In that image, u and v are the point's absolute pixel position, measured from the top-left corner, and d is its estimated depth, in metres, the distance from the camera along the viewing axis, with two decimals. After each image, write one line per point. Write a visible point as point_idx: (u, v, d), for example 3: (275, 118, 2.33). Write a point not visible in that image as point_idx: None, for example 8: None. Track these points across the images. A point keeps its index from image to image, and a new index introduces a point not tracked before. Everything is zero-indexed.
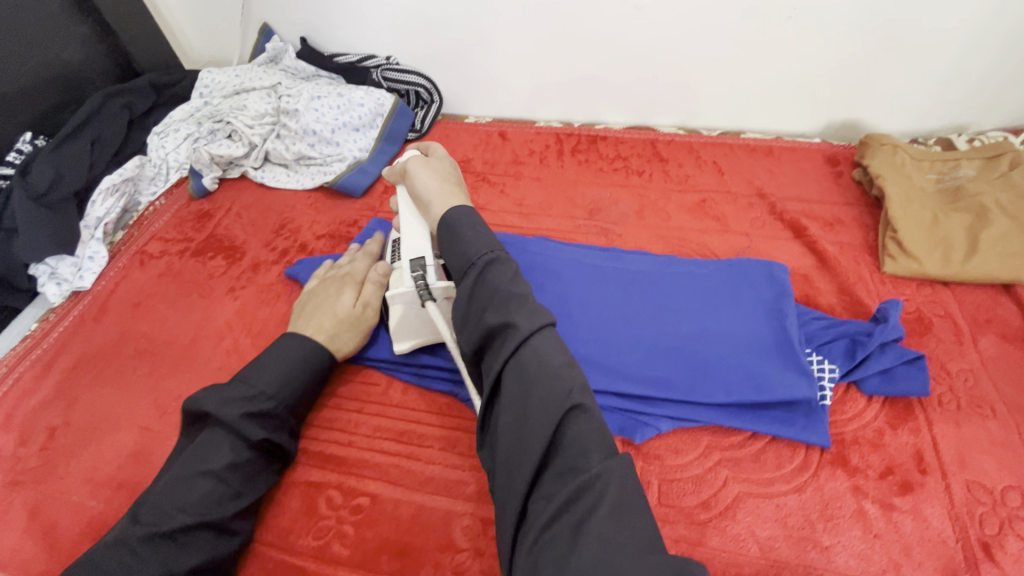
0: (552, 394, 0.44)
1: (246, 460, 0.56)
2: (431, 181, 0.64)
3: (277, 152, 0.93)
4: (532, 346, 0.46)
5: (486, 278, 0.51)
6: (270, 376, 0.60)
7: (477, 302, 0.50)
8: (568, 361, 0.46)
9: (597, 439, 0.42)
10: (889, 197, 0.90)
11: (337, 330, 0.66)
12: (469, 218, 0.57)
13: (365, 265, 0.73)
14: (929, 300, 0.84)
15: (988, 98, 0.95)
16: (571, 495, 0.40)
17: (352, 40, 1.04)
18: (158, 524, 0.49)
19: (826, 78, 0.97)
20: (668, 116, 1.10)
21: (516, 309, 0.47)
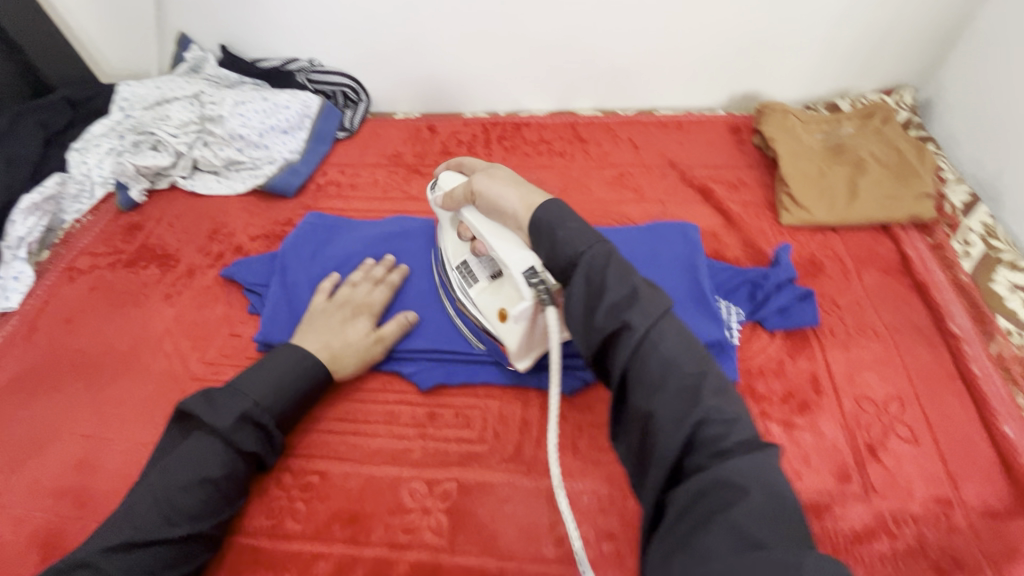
0: (671, 384, 0.41)
1: (240, 471, 0.58)
2: (504, 188, 0.57)
3: (206, 160, 0.98)
4: (653, 340, 0.43)
5: (594, 271, 0.46)
6: (265, 383, 0.61)
7: (582, 302, 0.46)
8: (698, 357, 0.43)
9: (726, 420, 0.40)
10: (782, 146, 0.92)
11: (342, 353, 0.67)
12: (561, 211, 0.50)
13: (383, 298, 0.74)
14: (822, 245, 0.85)
15: (863, 63, 1.06)
16: (700, 491, 0.37)
17: (270, 44, 1.07)
18: (151, 533, 0.51)
19: (721, 56, 1.05)
20: (588, 99, 1.13)
21: (629, 308, 0.44)
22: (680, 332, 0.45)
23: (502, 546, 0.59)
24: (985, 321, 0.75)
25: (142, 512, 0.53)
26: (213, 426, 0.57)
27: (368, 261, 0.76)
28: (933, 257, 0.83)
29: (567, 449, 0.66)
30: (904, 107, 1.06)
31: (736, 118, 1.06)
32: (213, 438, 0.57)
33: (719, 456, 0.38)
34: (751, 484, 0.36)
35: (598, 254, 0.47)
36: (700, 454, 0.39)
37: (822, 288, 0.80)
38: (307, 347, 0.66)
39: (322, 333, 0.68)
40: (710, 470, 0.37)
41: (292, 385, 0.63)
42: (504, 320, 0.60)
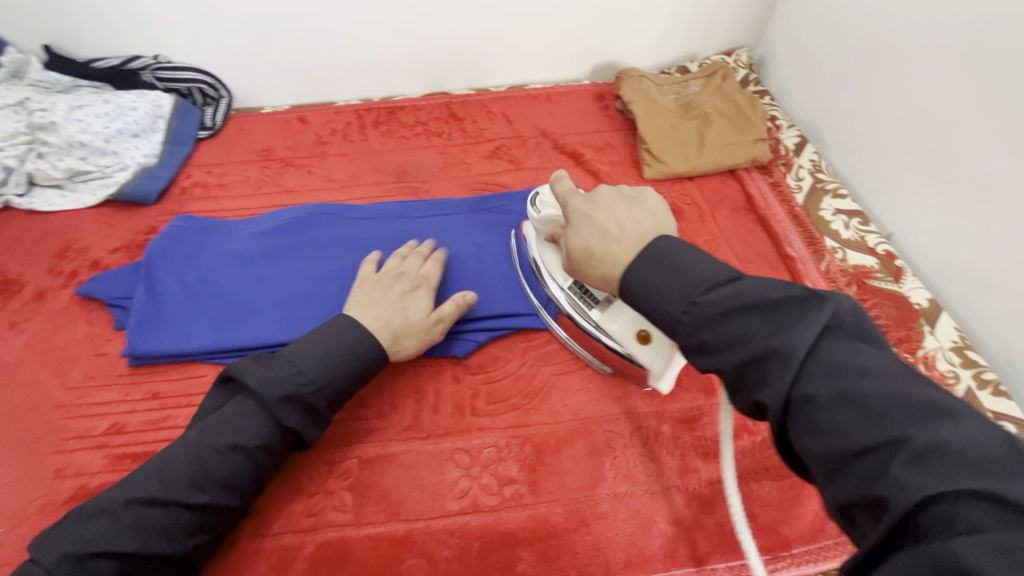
0: (858, 439, 0.33)
1: (276, 443, 0.57)
2: (611, 212, 0.55)
3: (43, 173, 0.88)
4: (839, 430, 0.34)
5: (703, 331, 0.42)
6: (315, 359, 0.59)
7: (798, 380, 0.37)
8: (904, 400, 0.33)
9: (972, 476, 0.29)
10: (638, 108, 1.00)
11: (403, 331, 0.65)
12: (681, 249, 0.47)
13: (435, 275, 0.72)
14: (680, 194, 0.94)
15: (703, 27, 1.17)
16: (924, 563, 0.27)
17: (106, 43, 0.98)
18: (169, 495, 0.52)
19: (578, 27, 1.11)
20: (460, 79, 1.16)
21: (906, 417, 0.32)
22: (851, 353, 0.37)
23: (408, 511, 0.60)
24: (816, 241, 0.88)
25: (175, 470, 0.53)
26: (257, 394, 0.56)
27: (410, 240, 0.76)
28: (772, 193, 0.95)
29: (464, 409, 0.68)
30: (742, 66, 1.18)
31: (600, 86, 1.13)
32: (256, 407, 0.57)
33: (966, 527, 0.28)
34: (1007, 546, 0.26)
35: (704, 305, 0.43)
36: (932, 527, 0.29)
37: (683, 231, 0.89)
38: (367, 321, 0.64)
39: (380, 306, 0.66)
40: (937, 542, 0.28)
41: (340, 364, 0.60)
42: (642, 343, 0.60)
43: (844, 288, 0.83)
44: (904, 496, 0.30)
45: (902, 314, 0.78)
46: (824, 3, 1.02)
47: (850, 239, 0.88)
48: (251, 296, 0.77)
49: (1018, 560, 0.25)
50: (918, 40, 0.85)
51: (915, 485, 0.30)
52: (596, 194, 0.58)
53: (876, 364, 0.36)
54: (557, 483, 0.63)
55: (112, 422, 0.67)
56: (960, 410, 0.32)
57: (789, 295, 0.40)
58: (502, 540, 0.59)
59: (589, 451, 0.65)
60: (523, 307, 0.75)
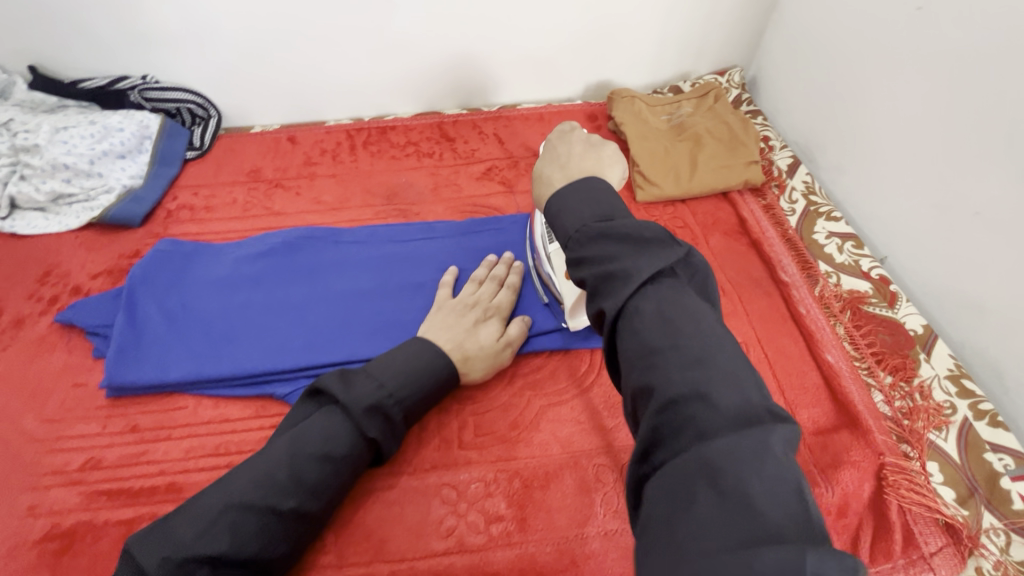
0: (662, 358, 0.37)
1: (359, 453, 0.57)
2: (572, 152, 0.58)
3: (26, 196, 0.87)
4: (697, 397, 0.35)
5: (579, 249, 0.45)
6: (395, 372, 0.60)
7: (633, 286, 0.40)
8: (708, 345, 0.37)
9: (735, 403, 0.34)
10: (630, 129, 1.00)
11: (473, 356, 0.67)
12: (607, 191, 0.49)
13: (508, 299, 0.74)
14: (673, 216, 0.93)
15: (696, 46, 1.17)
16: (687, 465, 0.32)
17: (94, 63, 0.97)
18: (269, 499, 0.51)
19: (572, 47, 1.11)
20: (452, 98, 1.15)
21: (701, 347, 0.37)
22: (684, 304, 0.40)
23: (392, 550, 0.58)
24: (810, 267, 0.87)
25: (270, 474, 0.52)
26: (349, 406, 0.56)
27: (491, 261, 0.77)
28: (764, 216, 0.94)
29: (451, 442, 0.66)
30: (735, 86, 1.18)
31: (592, 106, 1.12)
32: (345, 418, 0.56)
33: (714, 432, 0.33)
34: (747, 450, 0.31)
35: (587, 229, 0.45)
36: (688, 427, 0.34)
37: None
38: (439, 343, 0.66)
39: (453, 330, 0.68)
40: (696, 450, 0.32)
41: (421, 379, 0.62)
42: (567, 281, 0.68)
43: (838, 314, 0.82)
44: (706, 425, 0.33)
45: (896, 342, 0.77)
46: (817, 24, 1.02)
47: (843, 263, 0.87)
48: (235, 322, 0.75)
49: (757, 460, 0.31)
50: (910, 65, 0.84)
51: (704, 403, 0.34)
52: (570, 133, 0.61)
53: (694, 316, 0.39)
54: (545, 520, 0.61)
55: (88, 456, 0.65)
56: (737, 358, 0.38)
57: (655, 234, 0.43)
58: None
59: (579, 486, 0.64)
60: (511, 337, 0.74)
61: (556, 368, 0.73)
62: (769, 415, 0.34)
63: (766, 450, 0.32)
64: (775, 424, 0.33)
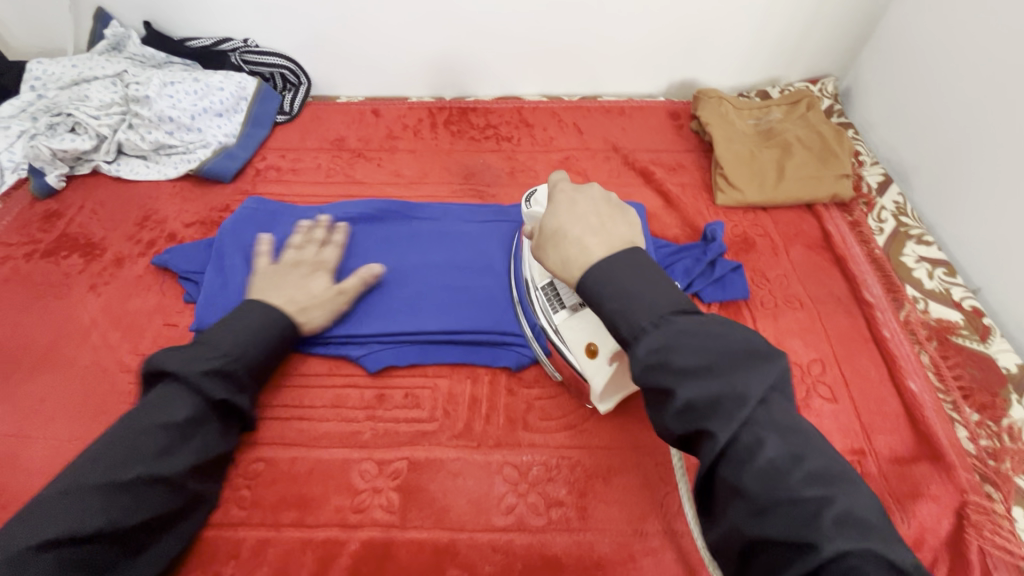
0: (723, 420, 0.41)
1: (203, 419, 0.56)
2: (587, 208, 0.57)
3: (132, 143, 0.92)
4: (693, 371, 0.43)
5: (634, 344, 0.46)
6: (234, 337, 0.61)
7: (734, 395, 0.41)
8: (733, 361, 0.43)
9: (783, 438, 0.40)
10: (716, 130, 0.97)
11: (311, 305, 0.68)
12: (650, 270, 0.49)
13: (335, 255, 0.75)
14: (753, 223, 0.90)
15: (791, 51, 1.12)
16: None
17: (202, 23, 1.02)
18: (113, 476, 0.50)
19: (662, 42, 1.08)
20: (533, 84, 1.15)
21: (824, 471, 0.39)
22: (709, 339, 0.44)
23: (453, 520, 0.60)
24: (896, 289, 0.83)
25: (104, 457, 0.50)
26: (183, 375, 0.55)
27: (304, 225, 0.75)
28: (851, 234, 0.90)
29: (516, 423, 0.67)
30: (827, 95, 1.13)
31: (675, 104, 1.10)
32: (179, 387, 0.56)
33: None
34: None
35: (669, 324, 0.45)
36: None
37: (754, 263, 0.85)
38: (274, 299, 0.66)
39: (296, 285, 0.68)
40: None
41: (261, 342, 0.62)
42: (595, 359, 0.61)
43: (924, 342, 0.77)
44: (751, 458, 0.40)
45: (986, 377, 0.73)
46: (926, 36, 0.96)
47: (933, 290, 0.83)
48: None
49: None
50: None
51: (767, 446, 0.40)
52: (585, 186, 0.60)
53: (725, 355, 0.43)
54: (605, 512, 0.61)
55: None
56: (855, 481, 0.40)
57: (741, 341, 0.44)
58: (546, 563, 0.57)
59: (642, 483, 0.63)
60: None
61: None
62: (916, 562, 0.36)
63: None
64: (845, 484, 0.39)
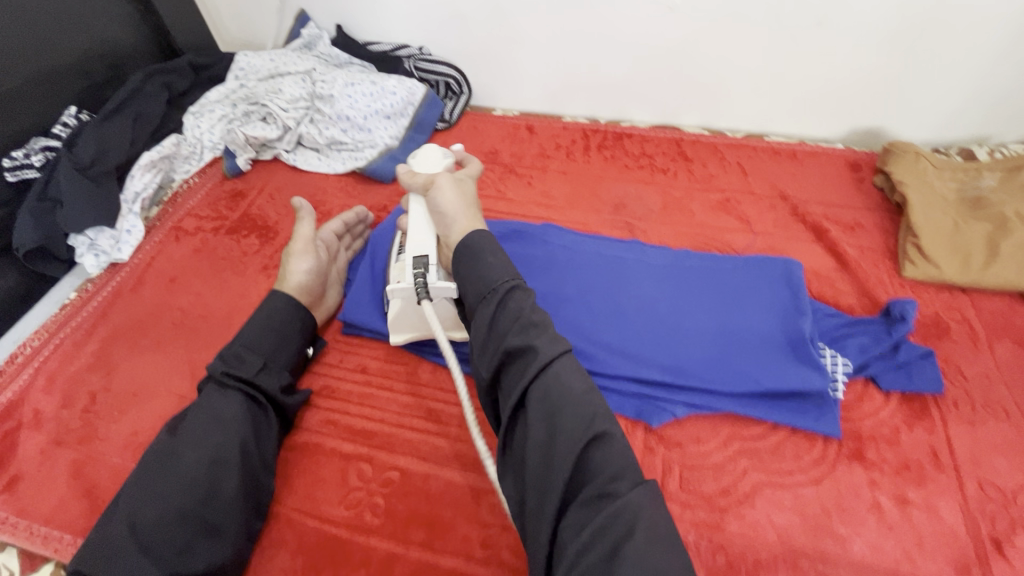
0: (563, 420, 0.45)
1: (233, 400, 0.61)
2: (454, 201, 0.63)
3: (310, 136, 0.99)
4: (553, 369, 0.47)
5: (510, 305, 0.52)
6: (248, 330, 0.67)
7: (497, 330, 0.51)
8: (589, 387, 0.47)
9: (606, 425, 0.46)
10: (913, 192, 0.85)
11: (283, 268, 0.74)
12: (488, 243, 0.58)
13: (337, 227, 0.80)
14: (948, 305, 0.78)
15: (1012, 109, 0.96)
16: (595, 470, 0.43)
17: (384, 30, 1.08)
18: (165, 465, 0.56)
19: (850, 86, 0.98)
20: (694, 116, 1.09)
21: (538, 335, 0.49)
22: (579, 375, 0.48)
23: None
24: None
25: (155, 453, 0.57)
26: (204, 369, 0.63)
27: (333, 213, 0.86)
28: None
29: None
30: None
31: (857, 154, 0.99)
32: (208, 386, 0.62)
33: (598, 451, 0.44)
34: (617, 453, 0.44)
35: (513, 295, 0.53)
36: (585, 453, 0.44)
37: (947, 353, 0.73)
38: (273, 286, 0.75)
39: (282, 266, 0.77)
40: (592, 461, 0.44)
41: (275, 331, 0.68)
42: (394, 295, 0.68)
43: None
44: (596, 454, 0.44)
45: None
46: None
47: None
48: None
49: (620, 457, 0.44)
50: None
51: (651, 514, 0.41)
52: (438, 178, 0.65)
53: (582, 384, 0.47)
54: None
55: (324, 384, 0.72)
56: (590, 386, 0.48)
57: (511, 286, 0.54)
58: None
59: None
60: (734, 394, 0.68)
61: (782, 443, 0.65)
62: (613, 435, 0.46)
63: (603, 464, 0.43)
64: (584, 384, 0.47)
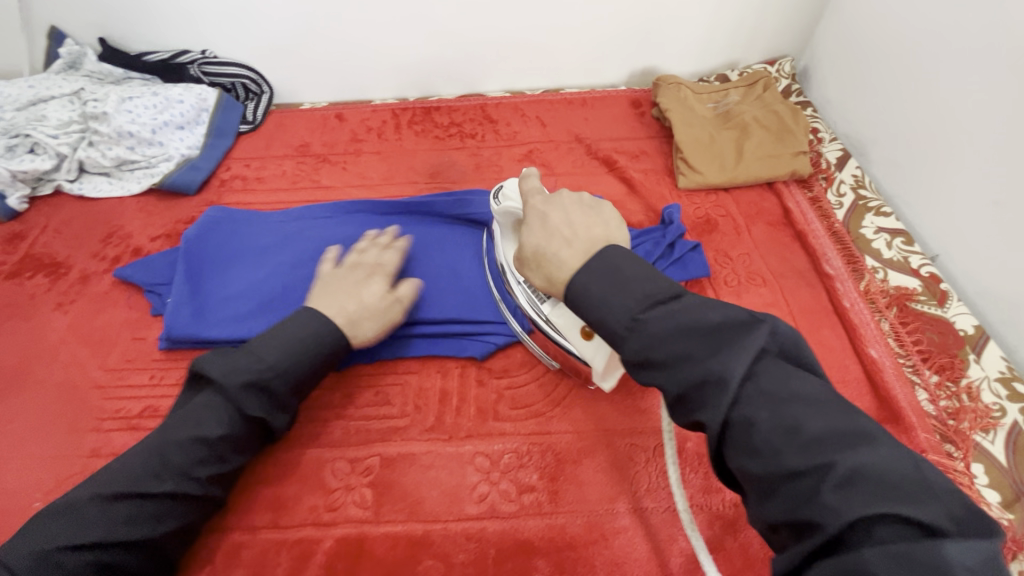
0: (878, 566, 0.31)
1: (241, 434, 0.57)
2: (559, 228, 0.55)
3: (93, 160, 0.92)
4: (860, 526, 0.32)
5: (740, 396, 0.39)
6: (275, 347, 0.60)
7: (629, 336, 0.44)
8: (839, 430, 0.36)
9: (898, 501, 0.32)
10: (676, 115, 0.99)
11: (358, 316, 0.64)
12: (617, 269, 0.47)
13: (394, 259, 0.70)
14: (715, 205, 0.92)
15: (747, 36, 1.14)
16: (843, 572, 0.31)
17: (158, 38, 1.02)
18: (138, 487, 0.52)
19: (619, 32, 1.09)
20: (496, 81, 1.16)
21: (695, 349, 0.41)
22: (914, 479, 0.34)
23: (426, 512, 0.60)
24: (855, 259, 0.84)
25: (142, 463, 0.53)
26: (218, 382, 0.57)
27: (373, 229, 0.73)
28: (811, 209, 0.92)
29: (486, 413, 0.68)
30: (784, 76, 1.14)
31: (637, 92, 1.12)
32: (219, 399, 0.57)
33: (882, 542, 0.32)
34: (902, 554, 0.30)
35: (645, 324, 0.43)
36: (855, 540, 0.32)
37: (717, 243, 0.86)
38: (325, 311, 0.63)
39: (338, 296, 0.65)
40: (852, 554, 0.32)
41: (304, 357, 0.61)
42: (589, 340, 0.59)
43: (884, 310, 0.79)
44: (865, 542, 0.32)
45: (944, 340, 0.74)
46: (864, 27, 0.99)
47: (892, 259, 0.84)
48: (313, 281, 0.75)
49: (921, 566, 0.30)
50: (959, 59, 0.81)
51: None
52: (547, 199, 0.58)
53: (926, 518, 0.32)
54: (577, 494, 0.62)
55: (145, 405, 0.69)
56: (881, 438, 0.36)
57: (656, 288, 0.45)
58: (520, 548, 0.58)
59: (611, 464, 0.64)
60: None
61: None
62: (956, 524, 0.32)
63: (864, 558, 0.31)
64: (860, 442, 0.35)
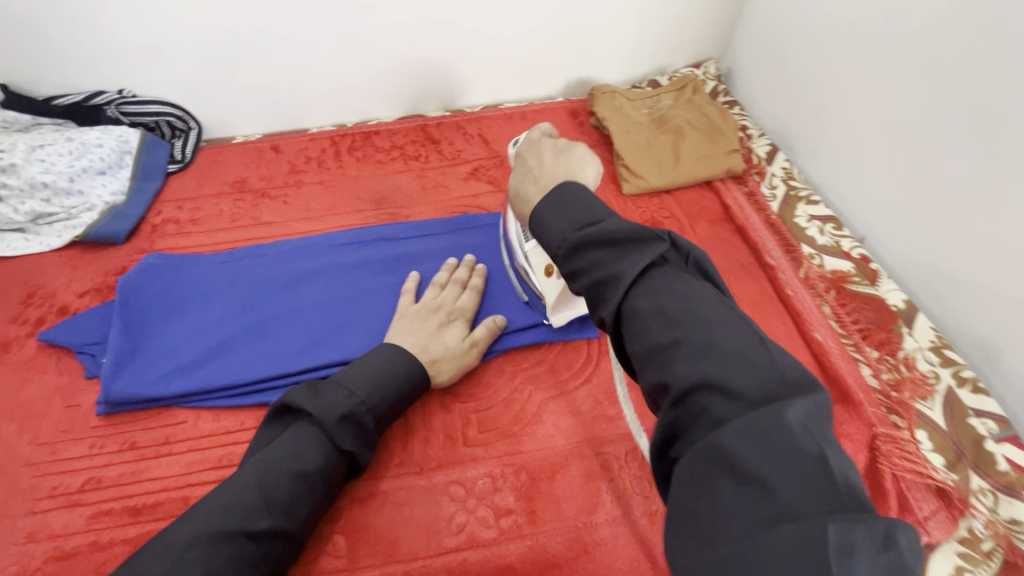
0: (725, 435, 0.32)
1: (334, 469, 0.57)
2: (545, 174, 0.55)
3: (4, 217, 0.85)
4: (711, 400, 0.34)
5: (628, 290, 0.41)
6: (367, 381, 0.61)
7: (560, 237, 0.46)
8: (716, 317, 0.38)
9: (745, 371, 0.34)
10: (614, 123, 1.01)
11: (439, 358, 0.67)
12: (577, 194, 0.48)
13: (472, 302, 0.73)
14: (659, 208, 0.95)
15: (673, 42, 1.19)
16: (703, 456, 0.32)
17: (67, 79, 0.95)
18: (245, 522, 0.50)
19: (551, 45, 1.12)
20: (434, 101, 1.15)
21: (615, 255, 0.43)
22: (749, 347, 0.36)
23: (404, 551, 0.59)
24: (793, 248, 0.89)
25: (243, 498, 0.51)
26: (316, 414, 0.56)
27: (451, 263, 0.77)
28: (748, 203, 0.96)
29: (455, 440, 0.67)
30: (711, 78, 1.20)
31: (574, 103, 1.14)
32: (316, 432, 0.56)
33: (720, 419, 0.33)
34: (751, 423, 0.32)
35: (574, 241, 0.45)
36: (699, 418, 0.34)
37: None
38: (406, 347, 0.66)
39: (417, 334, 0.68)
40: (705, 435, 0.33)
41: (395, 388, 0.62)
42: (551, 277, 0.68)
43: (823, 294, 0.83)
44: (714, 413, 0.33)
45: (880, 316, 0.79)
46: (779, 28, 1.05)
47: (826, 244, 0.88)
48: (291, 323, 0.74)
49: (768, 433, 0.31)
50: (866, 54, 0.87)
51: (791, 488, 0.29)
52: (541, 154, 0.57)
53: (765, 389, 0.33)
54: (554, 511, 0.62)
55: (87, 477, 0.64)
56: (736, 323, 0.38)
57: (587, 206, 0.47)
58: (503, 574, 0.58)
59: (585, 475, 0.64)
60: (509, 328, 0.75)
61: (555, 359, 0.74)
62: (791, 387, 0.33)
63: (719, 440, 0.32)
64: (710, 325, 0.37)
